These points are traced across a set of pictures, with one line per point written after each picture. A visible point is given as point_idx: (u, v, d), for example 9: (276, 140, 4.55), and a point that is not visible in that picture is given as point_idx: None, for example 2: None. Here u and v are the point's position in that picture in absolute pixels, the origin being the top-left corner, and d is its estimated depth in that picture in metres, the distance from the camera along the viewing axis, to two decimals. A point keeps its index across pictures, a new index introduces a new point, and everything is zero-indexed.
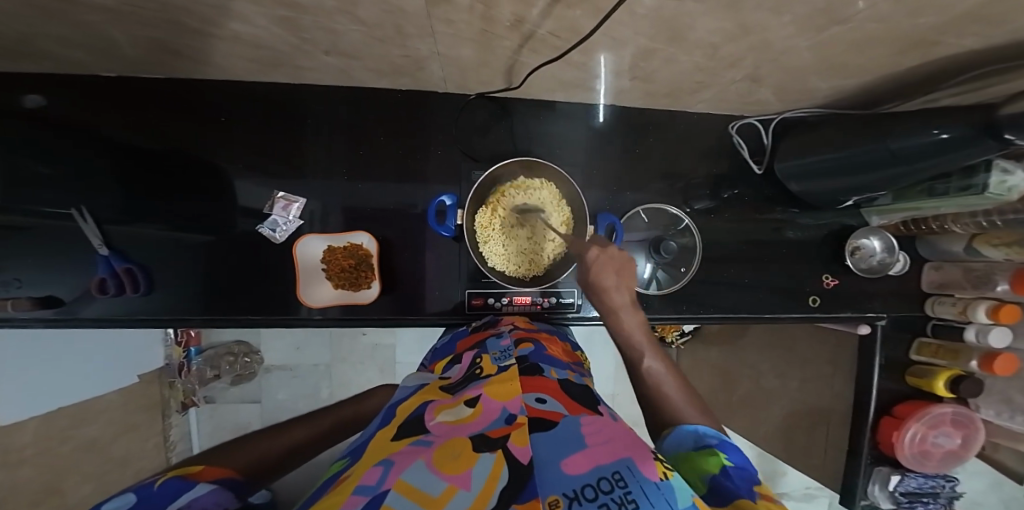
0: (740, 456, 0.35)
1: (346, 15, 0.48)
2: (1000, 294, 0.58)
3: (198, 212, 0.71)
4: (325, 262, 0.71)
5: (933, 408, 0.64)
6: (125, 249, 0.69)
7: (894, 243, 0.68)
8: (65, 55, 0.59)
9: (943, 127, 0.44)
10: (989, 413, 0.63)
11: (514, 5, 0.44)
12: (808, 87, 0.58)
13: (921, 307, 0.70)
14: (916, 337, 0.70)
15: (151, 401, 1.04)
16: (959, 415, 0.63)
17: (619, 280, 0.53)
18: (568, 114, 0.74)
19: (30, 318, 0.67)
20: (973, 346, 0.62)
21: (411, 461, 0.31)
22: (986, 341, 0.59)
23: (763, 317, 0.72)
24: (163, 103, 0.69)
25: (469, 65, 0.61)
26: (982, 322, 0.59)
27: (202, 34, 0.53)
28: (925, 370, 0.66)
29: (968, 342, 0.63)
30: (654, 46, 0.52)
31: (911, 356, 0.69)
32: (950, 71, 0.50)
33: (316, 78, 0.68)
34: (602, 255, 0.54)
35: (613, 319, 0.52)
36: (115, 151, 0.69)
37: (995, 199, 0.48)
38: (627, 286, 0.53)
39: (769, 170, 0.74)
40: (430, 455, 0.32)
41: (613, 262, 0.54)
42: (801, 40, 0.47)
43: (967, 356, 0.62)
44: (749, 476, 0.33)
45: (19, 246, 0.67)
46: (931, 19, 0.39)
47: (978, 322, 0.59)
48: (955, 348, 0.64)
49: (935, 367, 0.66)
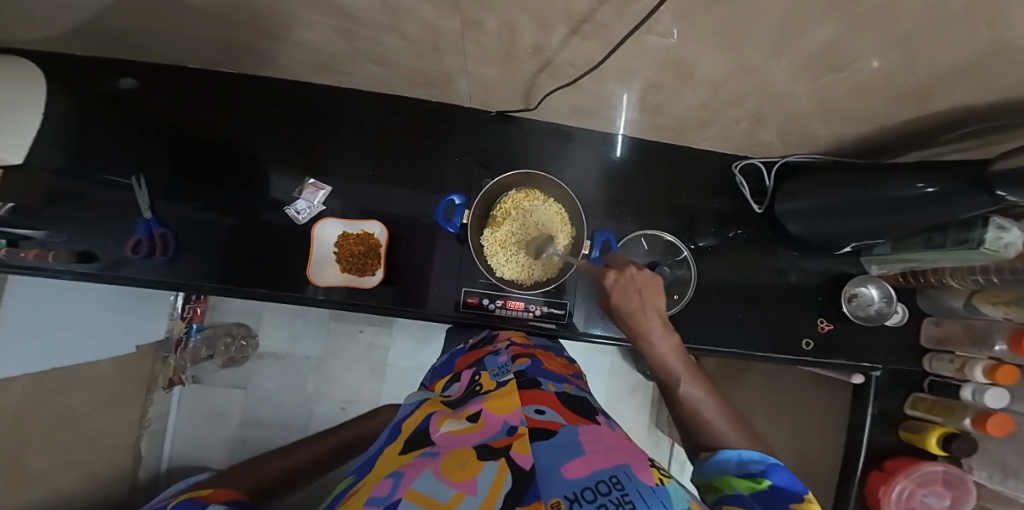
0: (786, 478, 0.35)
1: (392, 30, 0.55)
2: (999, 354, 0.56)
3: (231, 191, 0.77)
4: (338, 245, 0.75)
5: (922, 463, 0.61)
6: (165, 216, 0.76)
7: (891, 293, 0.68)
8: (153, 45, 0.68)
9: (928, 181, 0.47)
10: (982, 475, 0.58)
11: (536, 32, 0.50)
12: (810, 132, 0.61)
13: (918, 362, 0.68)
14: (911, 392, 0.67)
15: (141, 375, 1.04)
16: (950, 475, 0.60)
17: (642, 302, 0.56)
18: (578, 137, 0.79)
19: (64, 269, 0.72)
20: (969, 405, 0.59)
21: (419, 472, 0.34)
22: (981, 400, 0.56)
23: (754, 354, 0.71)
24: (221, 94, 0.78)
25: (492, 84, 0.67)
26: (978, 381, 0.56)
27: (268, 36, 0.61)
28: (918, 426, 0.63)
29: (964, 401, 0.60)
30: (662, 81, 0.56)
31: (906, 411, 0.66)
32: (944, 126, 0.52)
33: (356, 83, 0.76)
34: (622, 281, 0.58)
35: (645, 344, 0.55)
36: (171, 131, 0.77)
37: (992, 255, 0.49)
38: (654, 308, 0.56)
39: (770, 210, 0.75)
40: (437, 466, 0.35)
41: (634, 285, 0.57)
42: (799, 85, 0.50)
43: (961, 413, 0.59)
44: (792, 500, 0.33)
45: (72, 206, 0.74)
46: (922, 70, 0.42)
47: (974, 380, 0.57)
48: (950, 406, 0.61)
49: (930, 423, 0.63)
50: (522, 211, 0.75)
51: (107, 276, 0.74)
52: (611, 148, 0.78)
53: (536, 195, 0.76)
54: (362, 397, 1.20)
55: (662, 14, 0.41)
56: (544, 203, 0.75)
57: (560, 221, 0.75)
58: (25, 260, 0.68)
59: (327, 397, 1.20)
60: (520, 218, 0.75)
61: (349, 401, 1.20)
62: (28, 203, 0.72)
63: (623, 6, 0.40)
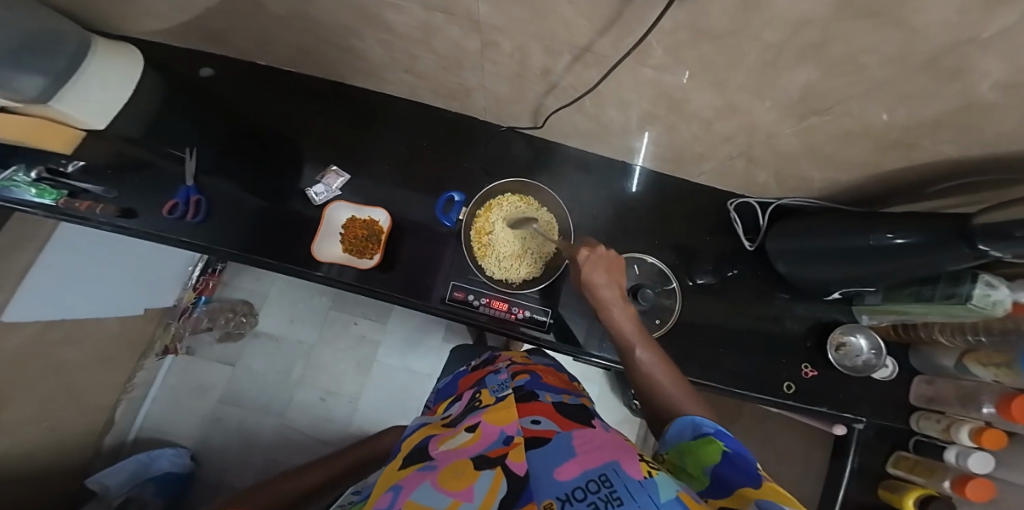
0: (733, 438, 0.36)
1: (423, 44, 0.62)
2: (988, 417, 0.55)
3: (254, 160, 0.82)
4: (344, 226, 0.77)
5: None
6: (205, 184, 0.80)
7: (882, 345, 0.67)
8: (212, 35, 0.77)
9: (896, 232, 0.48)
10: None
11: (543, 56, 0.54)
12: (802, 175, 0.63)
13: (906, 420, 0.67)
14: (896, 451, 0.66)
15: (141, 337, 1.10)
16: None
17: (608, 277, 0.57)
18: (582, 159, 0.82)
19: (105, 221, 0.74)
20: (953, 468, 0.58)
21: (418, 483, 0.35)
22: (965, 463, 0.55)
23: (734, 392, 0.69)
24: (257, 80, 0.85)
25: (505, 101, 0.72)
26: (964, 445, 0.56)
27: (309, 32, 0.68)
28: (896, 484, 0.62)
29: (946, 462, 0.59)
30: (657, 112, 0.59)
31: (888, 469, 0.65)
32: (932, 178, 0.52)
33: (391, 90, 0.82)
34: (591, 256, 0.57)
35: (606, 314, 0.57)
36: (211, 103, 0.84)
37: (980, 313, 0.47)
38: (616, 282, 0.58)
39: (762, 248, 0.75)
40: (435, 477, 0.36)
41: (603, 261, 0.58)
42: (785, 126, 0.53)
43: (941, 475, 0.58)
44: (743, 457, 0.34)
45: (130, 172, 0.79)
46: (901, 119, 0.44)
47: (960, 443, 0.56)
48: (931, 466, 0.60)
49: (910, 483, 0.61)
50: (511, 214, 0.78)
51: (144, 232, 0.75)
52: (628, 181, 0.80)
53: (527, 202, 0.79)
54: (343, 390, 1.20)
55: (652, 46, 0.45)
56: (535, 210, 0.79)
57: (546, 224, 0.77)
58: (76, 209, 0.73)
59: (310, 385, 1.20)
60: (512, 219, 0.77)
61: (331, 392, 1.20)
62: (99, 162, 0.80)
63: (618, 38, 0.45)
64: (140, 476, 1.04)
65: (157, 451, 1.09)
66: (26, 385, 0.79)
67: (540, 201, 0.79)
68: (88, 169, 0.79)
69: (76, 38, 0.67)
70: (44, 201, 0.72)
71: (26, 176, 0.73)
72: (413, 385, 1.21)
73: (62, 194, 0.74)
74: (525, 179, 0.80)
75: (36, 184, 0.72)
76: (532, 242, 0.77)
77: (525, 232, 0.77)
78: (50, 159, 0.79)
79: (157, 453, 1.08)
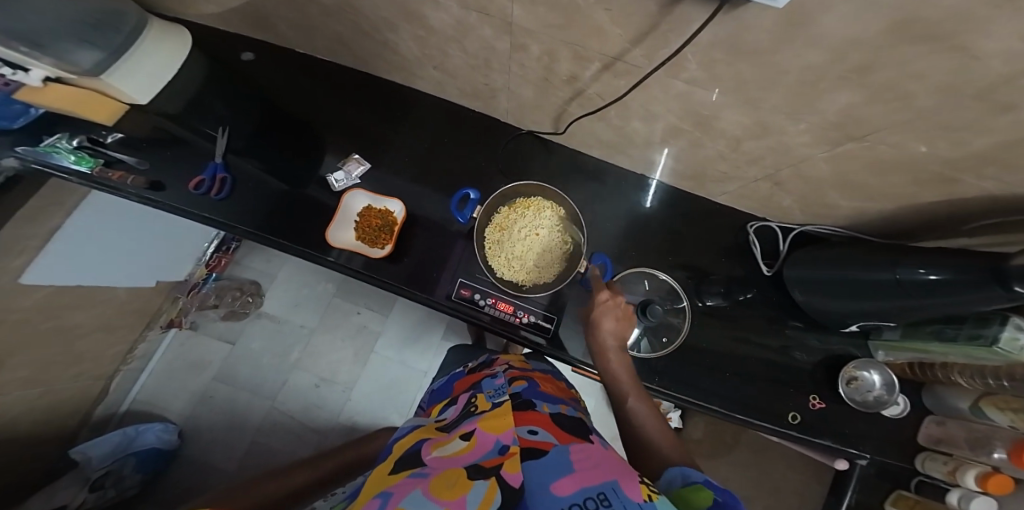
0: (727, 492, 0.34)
1: (457, 43, 0.62)
2: (996, 463, 0.55)
3: (278, 143, 0.82)
4: (360, 214, 0.77)
5: None
6: (230, 161, 0.80)
7: (895, 381, 0.65)
8: (248, 15, 0.78)
9: (931, 268, 0.45)
10: None
11: (571, 63, 0.54)
12: (828, 202, 0.62)
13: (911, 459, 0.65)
14: (896, 490, 0.65)
15: (147, 309, 1.11)
16: None
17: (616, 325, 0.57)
18: (603, 169, 0.81)
19: (131, 190, 0.74)
20: None
21: (409, 491, 0.34)
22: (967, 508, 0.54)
23: (736, 416, 0.67)
24: (288, 66, 0.86)
25: (528, 104, 0.72)
26: (969, 488, 0.55)
27: (344, 19, 0.68)
28: None
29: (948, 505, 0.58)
30: (683, 127, 0.59)
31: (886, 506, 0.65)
32: (967, 212, 0.51)
33: (420, 85, 0.82)
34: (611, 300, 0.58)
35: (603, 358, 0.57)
36: (239, 84, 0.85)
37: (1005, 357, 0.46)
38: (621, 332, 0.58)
39: (779, 274, 0.73)
40: (427, 485, 0.35)
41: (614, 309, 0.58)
42: (816, 150, 0.52)
43: None
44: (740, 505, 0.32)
45: (161, 145, 0.80)
46: (938, 150, 0.43)
47: (965, 486, 0.55)
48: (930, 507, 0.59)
49: None
50: (525, 215, 0.77)
51: (168, 206, 0.76)
52: (644, 195, 0.80)
53: (545, 206, 0.78)
54: (338, 379, 1.20)
55: (686, 59, 0.44)
56: (552, 214, 0.78)
57: (558, 229, 0.77)
58: (108, 179, 0.74)
59: (305, 371, 1.20)
60: (528, 223, 0.76)
61: (326, 379, 1.20)
62: (135, 134, 0.80)
63: (652, 49, 0.44)
64: (124, 449, 1.04)
65: (146, 425, 1.09)
66: (24, 345, 0.79)
67: (556, 205, 0.78)
68: (125, 141, 0.80)
69: (129, 23, 0.71)
70: (80, 169, 0.72)
71: (67, 144, 0.74)
72: (409, 379, 1.20)
73: (97, 163, 0.75)
74: (541, 183, 0.79)
75: (76, 151, 0.73)
76: (544, 246, 0.76)
77: (538, 235, 0.76)
78: (92, 130, 0.80)
79: (144, 427, 1.08)
